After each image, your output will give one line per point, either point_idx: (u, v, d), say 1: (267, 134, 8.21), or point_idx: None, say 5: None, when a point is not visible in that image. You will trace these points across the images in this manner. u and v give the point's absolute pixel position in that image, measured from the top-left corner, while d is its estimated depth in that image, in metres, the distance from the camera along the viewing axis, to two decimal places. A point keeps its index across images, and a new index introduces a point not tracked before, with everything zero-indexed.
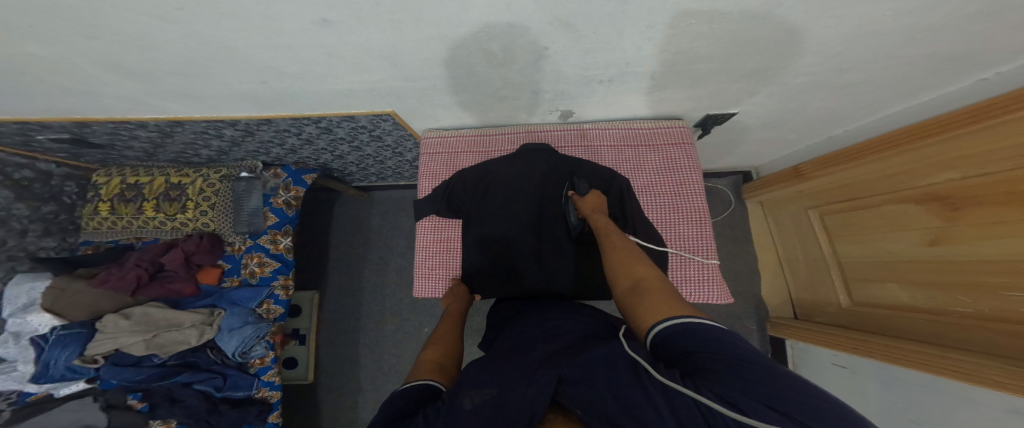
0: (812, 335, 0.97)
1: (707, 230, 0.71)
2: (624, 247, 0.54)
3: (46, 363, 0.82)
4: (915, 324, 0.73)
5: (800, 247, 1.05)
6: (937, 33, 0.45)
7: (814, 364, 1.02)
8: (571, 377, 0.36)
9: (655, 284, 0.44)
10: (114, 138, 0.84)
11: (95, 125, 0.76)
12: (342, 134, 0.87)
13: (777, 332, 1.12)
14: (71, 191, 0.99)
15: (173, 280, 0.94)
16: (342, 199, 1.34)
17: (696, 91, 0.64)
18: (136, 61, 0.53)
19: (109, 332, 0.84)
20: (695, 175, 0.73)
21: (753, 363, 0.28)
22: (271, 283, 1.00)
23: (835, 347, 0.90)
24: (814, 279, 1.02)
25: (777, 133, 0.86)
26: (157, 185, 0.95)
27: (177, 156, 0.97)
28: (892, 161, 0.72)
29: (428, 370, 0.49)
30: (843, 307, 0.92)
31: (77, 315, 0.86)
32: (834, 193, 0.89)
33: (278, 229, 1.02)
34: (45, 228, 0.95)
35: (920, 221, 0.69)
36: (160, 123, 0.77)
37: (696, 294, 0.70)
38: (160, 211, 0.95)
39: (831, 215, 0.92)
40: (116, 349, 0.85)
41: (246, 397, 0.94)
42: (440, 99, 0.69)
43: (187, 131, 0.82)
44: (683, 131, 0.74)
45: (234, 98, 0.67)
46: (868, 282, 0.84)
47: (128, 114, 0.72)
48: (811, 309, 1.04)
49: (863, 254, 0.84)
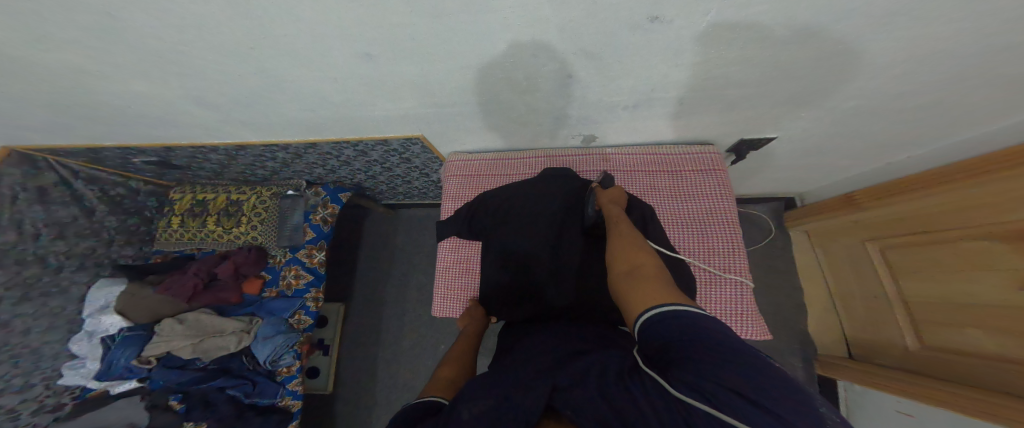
0: (869, 378, 0.84)
1: (742, 261, 0.65)
2: (630, 236, 0.50)
3: (110, 361, 0.91)
4: (997, 375, 0.61)
5: (857, 282, 0.93)
6: (1012, 51, 0.40)
7: (869, 410, 0.88)
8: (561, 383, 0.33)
9: (654, 275, 0.40)
10: (189, 161, 0.95)
11: (177, 149, 0.88)
12: (375, 157, 0.93)
13: (826, 370, 0.99)
14: (151, 207, 1.12)
15: (222, 289, 1.01)
16: (372, 216, 1.41)
17: (728, 116, 0.62)
18: (211, 95, 0.62)
19: (164, 335, 0.93)
20: (730, 202, 0.69)
21: (728, 347, 0.27)
22: (304, 295, 1.05)
23: (897, 391, 0.77)
24: (874, 318, 0.89)
25: (824, 158, 0.80)
26: (219, 202, 1.07)
27: (238, 176, 1.08)
28: (967, 192, 0.63)
29: (440, 386, 0.48)
30: (911, 350, 0.79)
31: (140, 319, 0.95)
32: (899, 223, 0.80)
33: (313, 244, 1.07)
34: (127, 239, 1.08)
35: (1003, 259, 0.59)
36: (227, 147, 0.88)
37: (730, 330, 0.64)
38: (219, 225, 1.05)
39: (894, 248, 0.82)
40: (167, 352, 0.92)
41: (270, 404, 0.97)
42: (467, 124, 0.72)
43: (248, 155, 0.92)
44: (715, 157, 0.71)
45: (285, 125, 0.75)
46: (945, 325, 0.71)
47: (203, 141, 0.82)
48: (872, 351, 0.90)
49: (937, 293, 0.73)
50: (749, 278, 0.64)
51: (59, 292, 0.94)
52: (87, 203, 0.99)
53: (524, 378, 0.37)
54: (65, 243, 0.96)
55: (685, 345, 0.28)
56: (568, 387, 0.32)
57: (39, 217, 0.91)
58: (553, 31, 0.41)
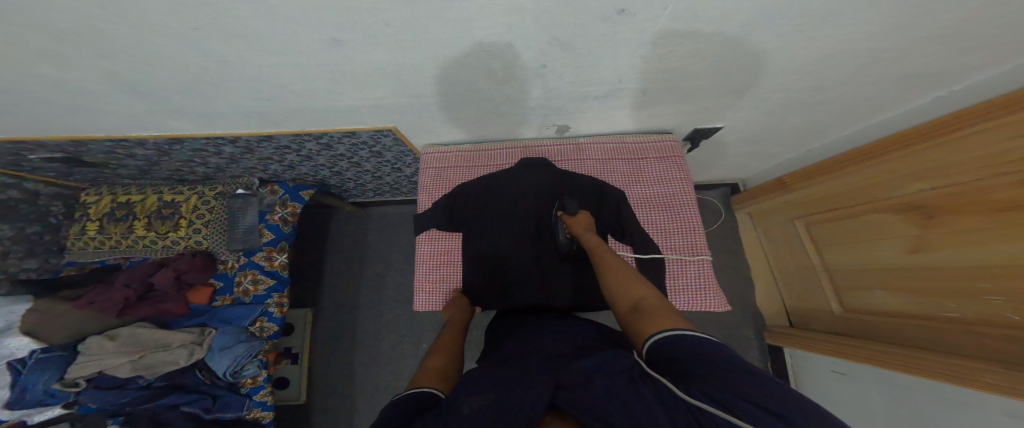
0: (810, 343, 0.98)
1: (701, 240, 0.72)
2: (619, 268, 0.54)
3: (22, 388, 0.76)
4: (904, 329, 0.75)
5: (790, 256, 1.08)
6: (900, 52, 0.49)
7: (815, 372, 1.02)
8: (566, 383, 0.36)
9: (654, 304, 0.44)
10: (108, 157, 0.82)
11: (92, 143, 0.75)
12: (342, 151, 0.88)
13: (774, 340, 1.12)
14: (58, 212, 0.92)
15: (163, 299, 0.91)
16: (338, 215, 1.33)
17: (686, 106, 0.68)
18: (143, 80, 0.54)
19: (93, 354, 0.80)
20: (689, 186, 0.75)
21: (737, 364, 0.30)
22: (265, 301, 0.97)
23: (832, 353, 0.91)
24: (805, 287, 1.04)
25: (762, 145, 0.90)
26: (149, 203, 0.93)
27: (172, 174, 0.95)
28: (869, 173, 0.76)
29: (433, 377, 0.48)
30: (835, 314, 0.94)
31: (57, 338, 0.81)
32: (815, 204, 0.93)
33: (273, 246, 1.00)
34: (28, 250, 0.87)
35: (899, 229, 0.73)
36: (159, 140, 0.77)
37: (695, 302, 0.71)
38: (151, 230, 0.91)
39: (816, 224, 0.96)
40: (99, 371, 0.79)
41: (236, 418, 0.90)
42: (440, 115, 0.71)
43: (185, 149, 0.82)
44: (673, 144, 0.77)
45: (236, 115, 0.68)
46: (858, 289, 0.86)
47: (128, 132, 0.72)
48: (806, 318, 1.05)
49: (849, 262, 0.87)
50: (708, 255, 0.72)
51: None
52: None
53: (530, 372, 0.39)
54: None
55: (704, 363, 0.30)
56: (573, 389, 0.35)
57: None
58: (530, 22, 0.42)
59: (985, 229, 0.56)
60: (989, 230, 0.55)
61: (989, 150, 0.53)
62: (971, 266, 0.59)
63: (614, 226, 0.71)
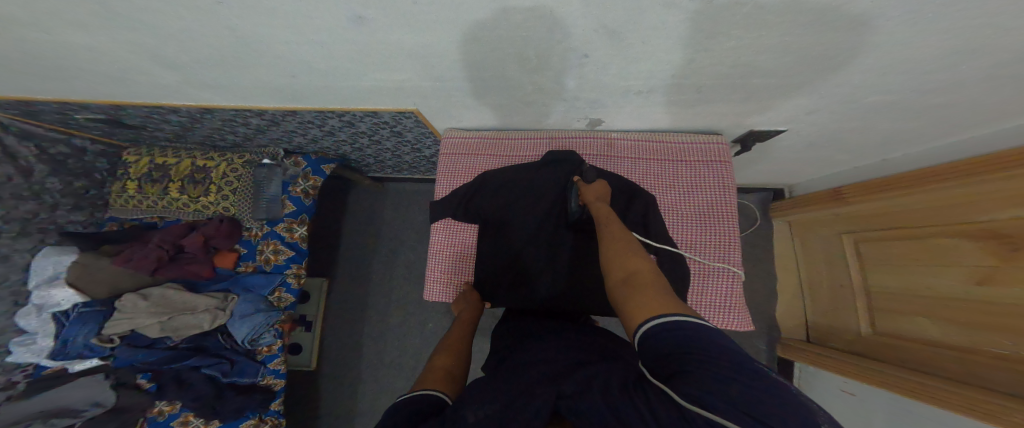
0: (825, 360, 0.93)
1: (735, 255, 0.67)
2: (621, 237, 0.48)
3: (65, 339, 0.83)
4: (939, 359, 0.69)
5: (827, 272, 1.00)
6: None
7: (821, 389, 0.98)
8: (567, 392, 0.34)
9: (649, 281, 0.40)
10: (144, 120, 0.84)
11: (129, 108, 0.77)
12: (363, 129, 0.86)
13: (788, 353, 1.07)
14: (103, 168, 0.98)
15: (191, 262, 0.94)
16: (357, 189, 1.34)
17: (739, 106, 0.61)
18: (170, 52, 0.53)
19: (127, 312, 0.85)
20: (731, 195, 0.69)
21: (732, 360, 0.27)
22: (284, 271, 1.00)
23: (847, 372, 0.86)
24: (837, 306, 0.96)
25: (817, 151, 0.81)
26: (183, 167, 0.96)
27: (203, 140, 0.97)
28: (953, 191, 0.66)
29: (438, 379, 0.48)
30: (862, 334, 0.88)
31: (98, 293, 0.87)
32: (879, 219, 0.84)
33: (295, 217, 1.01)
34: (76, 203, 0.94)
35: (970, 258, 0.64)
36: (191, 109, 0.77)
37: (717, 319, 0.67)
38: (184, 193, 0.95)
39: (865, 242, 0.87)
40: (132, 329, 0.85)
41: (251, 384, 0.95)
42: (466, 100, 0.67)
43: (215, 118, 0.83)
44: (721, 148, 0.70)
45: (261, 91, 0.67)
46: (896, 313, 0.79)
47: (161, 101, 0.72)
48: (826, 335, 1.00)
49: (894, 283, 0.80)
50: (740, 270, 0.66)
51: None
52: (23, 163, 0.86)
53: (529, 385, 0.38)
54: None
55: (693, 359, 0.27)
56: (571, 398, 0.33)
57: None
58: (574, 6, 0.37)
59: None
60: None
61: None
62: None
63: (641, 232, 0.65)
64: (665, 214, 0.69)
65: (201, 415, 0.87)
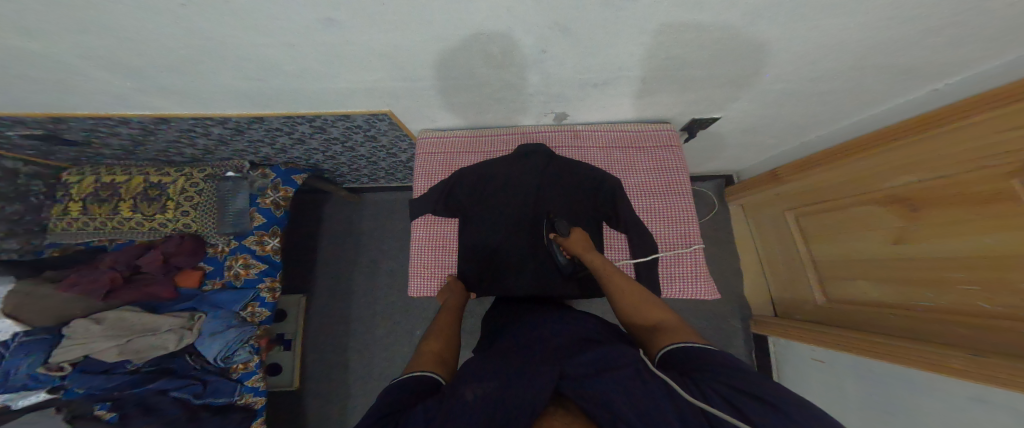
0: (793, 331, 1.01)
1: (694, 229, 0.73)
2: (637, 291, 0.56)
3: (5, 371, 0.75)
4: (881, 317, 0.78)
5: (778, 247, 1.10)
6: (897, 44, 0.49)
7: (795, 360, 1.06)
8: (571, 374, 0.38)
9: (677, 324, 0.47)
10: (90, 136, 0.79)
11: (73, 121, 0.72)
12: (335, 134, 0.86)
13: (760, 329, 1.15)
14: (38, 191, 0.89)
15: (151, 282, 0.89)
16: (331, 200, 1.31)
17: (685, 95, 0.68)
18: (127, 56, 0.52)
19: (78, 338, 0.78)
20: (683, 175, 0.76)
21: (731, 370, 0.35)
22: (256, 285, 0.97)
23: (813, 341, 0.94)
24: (792, 278, 1.06)
25: (758, 137, 0.91)
26: (134, 185, 0.90)
27: (158, 155, 0.92)
28: (856, 167, 0.77)
29: (431, 362, 0.49)
30: (818, 304, 0.97)
31: (41, 322, 0.79)
32: (808, 196, 0.93)
33: (266, 230, 0.98)
34: (8, 230, 0.84)
35: (883, 222, 0.75)
36: (145, 119, 0.74)
37: (687, 289, 0.72)
38: (137, 211, 0.89)
39: (805, 217, 0.97)
40: (85, 355, 0.79)
41: (228, 403, 0.90)
42: (436, 100, 0.70)
43: (172, 129, 0.79)
44: (670, 133, 0.77)
45: (227, 96, 0.66)
46: (841, 279, 0.89)
47: (112, 111, 0.69)
48: (792, 307, 1.08)
49: (833, 252, 0.90)
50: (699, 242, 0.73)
51: None
52: None
53: (532, 364, 0.41)
54: None
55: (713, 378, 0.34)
56: (575, 379, 0.37)
57: None
58: (529, 5, 0.41)
59: (967, 221, 0.57)
60: (971, 221, 0.57)
61: (977, 144, 0.54)
62: (949, 257, 0.61)
63: (609, 215, 0.73)
64: (630, 198, 0.75)
65: None
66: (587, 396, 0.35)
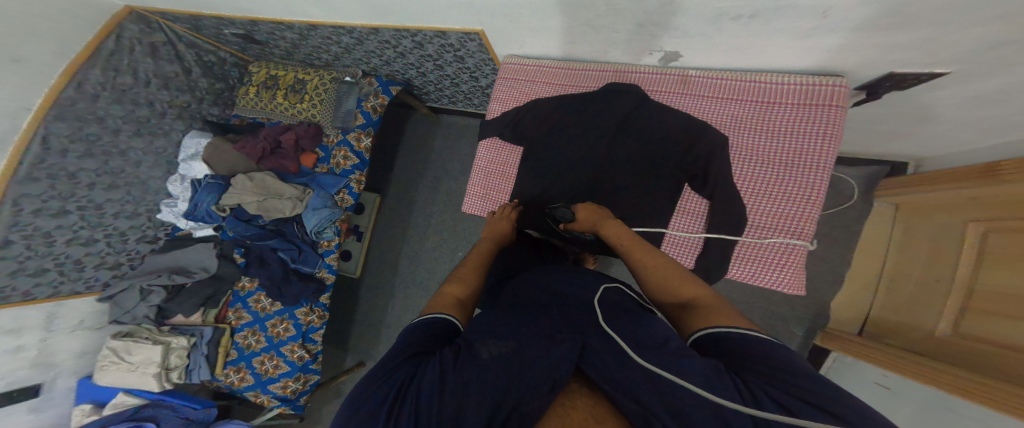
0: (875, 354, 0.73)
1: (812, 211, 0.55)
2: (659, 262, 0.49)
3: (195, 203, 1.04)
4: (1010, 363, 0.49)
5: (921, 261, 0.74)
6: None
7: (850, 378, 0.82)
8: (596, 347, 0.35)
9: (715, 304, 0.39)
10: (260, 33, 0.99)
11: (263, 24, 0.93)
12: (431, 52, 0.91)
13: (826, 342, 0.91)
14: (234, 77, 1.26)
15: (284, 157, 1.09)
16: (414, 117, 1.41)
17: (877, 42, 0.48)
18: None
19: (237, 188, 1.03)
20: (828, 145, 0.55)
21: (792, 369, 0.28)
22: (349, 176, 1.11)
23: (897, 370, 0.66)
24: (915, 300, 0.73)
25: (972, 121, 0.62)
26: (286, 79, 1.13)
27: (307, 58, 1.11)
28: None
29: (447, 305, 0.47)
30: (936, 336, 0.64)
31: (220, 170, 1.07)
32: (1016, 197, 0.56)
33: (364, 130, 1.11)
34: (214, 99, 1.23)
35: None
36: (302, 26, 0.90)
37: (759, 277, 0.59)
38: (287, 100, 1.12)
39: (1001, 229, 0.58)
40: (239, 204, 1.03)
41: (310, 273, 1.09)
42: (533, 22, 0.66)
43: (317, 35, 0.94)
44: (840, 90, 0.54)
45: (356, 5, 0.74)
46: (995, 315, 0.54)
47: (285, 15, 0.85)
48: (889, 332, 0.77)
49: (1015, 281, 0.52)
50: (807, 227, 0.55)
51: (161, 136, 1.12)
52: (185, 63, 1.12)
53: (551, 330, 0.39)
54: (168, 94, 1.11)
55: (773, 383, 0.27)
56: (603, 354, 0.34)
57: (148, 68, 1.05)
58: None
59: None
60: None
61: None
62: None
63: (696, 173, 0.60)
64: (732, 160, 0.61)
65: (271, 291, 1.04)
66: (617, 376, 0.31)
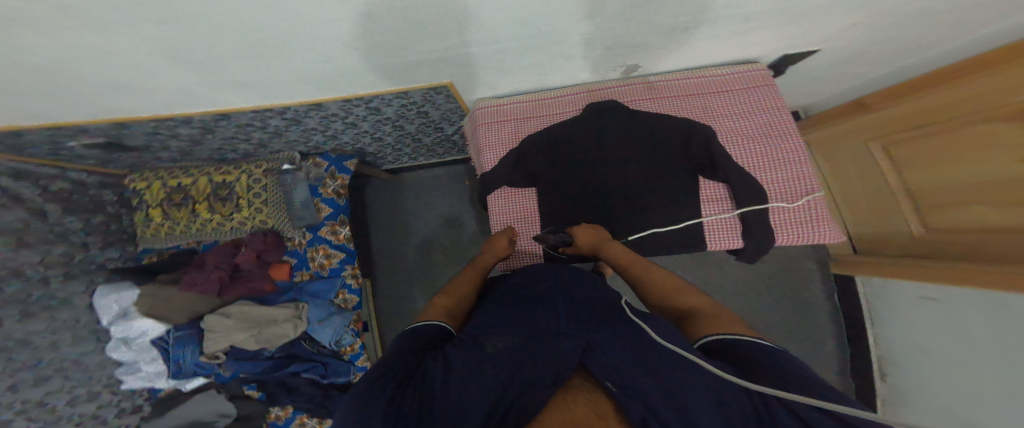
0: (882, 266, 0.96)
1: (807, 169, 0.67)
2: (655, 274, 0.58)
3: (175, 362, 0.91)
4: (992, 243, 0.72)
5: (858, 182, 1.02)
6: None
7: (896, 299, 0.95)
8: (601, 344, 0.37)
9: (712, 309, 0.48)
10: (152, 138, 0.80)
11: (134, 124, 0.72)
12: (389, 114, 0.85)
13: (838, 268, 1.12)
14: (112, 200, 0.99)
15: (251, 279, 0.97)
16: (370, 185, 1.33)
17: (784, 33, 0.63)
18: (203, 50, 0.48)
19: (219, 331, 0.91)
20: (785, 114, 0.71)
21: (790, 370, 0.33)
22: (341, 273, 1.02)
23: (914, 275, 0.86)
24: (876, 211, 0.99)
25: (834, 70, 0.83)
26: (202, 185, 0.93)
27: (213, 152, 0.92)
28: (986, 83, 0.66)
29: (439, 312, 0.52)
30: (916, 235, 0.89)
31: (178, 319, 0.92)
32: (905, 124, 0.84)
33: (335, 220, 1.02)
34: (104, 239, 0.97)
35: (994, 142, 0.67)
36: (204, 117, 0.73)
37: (803, 235, 0.66)
38: (215, 213, 0.93)
39: (899, 145, 0.87)
40: (230, 345, 0.92)
41: (348, 381, 1.00)
42: (507, 64, 0.67)
43: (228, 125, 0.78)
44: (764, 74, 0.74)
45: (295, 82, 0.63)
46: (949, 209, 0.80)
47: (171, 111, 0.68)
48: (874, 242, 1.02)
49: (943, 179, 0.79)
50: (812, 181, 0.67)
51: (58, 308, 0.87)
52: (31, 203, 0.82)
53: (557, 323, 0.41)
54: (35, 252, 0.83)
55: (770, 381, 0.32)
56: (607, 351, 0.36)
57: None
58: None
59: None
60: None
61: None
62: None
63: (705, 163, 0.69)
64: (729, 145, 0.70)
65: (317, 414, 0.93)
66: (619, 370, 0.33)
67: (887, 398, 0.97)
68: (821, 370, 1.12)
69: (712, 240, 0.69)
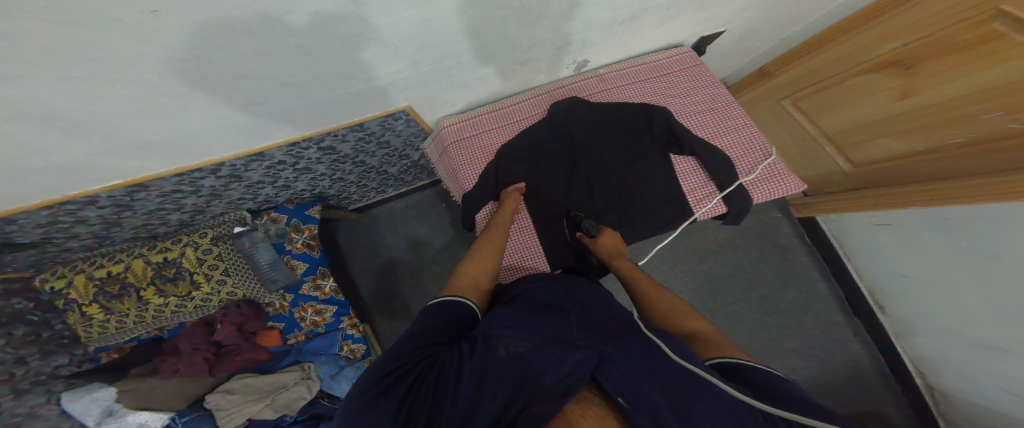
0: (837, 204, 1.04)
1: (754, 131, 0.73)
2: (665, 297, 0.58)
3: None
4: (913, 167, 0.83)
5: (786, 135, 1.11)
6: None
7: (855, 233, 1.06)
8: (614, 358, 0.36)
9: (718, 335, 0.48)
10: (52, 230, 0.65)
11: (23, 217, 0.58)
12: (346, 151, 0.82)
13: (801, 212, 1.19)
14: None
15: (240, 351, 0.90)
16: (342, 226, 1.27)
17: (707, 13, 0.69)
18: (113, 107, 0.41)
19: (229, 407, 0.84)
20: (720, 86, 0.77)
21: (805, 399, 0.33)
22: (338, 326, 0.99)
23: (866, 207, 0.95)
24: (809, 156, 1.08)
25: (754, 40, 0.91)
26: (140, 271, 0.78)
27: (137, 230, 0.78)
28: (866, 34, 0.77)
29: (465, 290, 0.52)
30: (847, 171, 0.99)
31: (174, 405, 0.84)
32: (801, 81, 0.95)
33: (314, 273, 0.97)
34: None
35: (882, 84, 0.78)
36: (113, 192, 0.62)
37: (771, 192, 0.71)
38: (169, 296, 0.79)
39: (803, 99, 0.99)
40: (248, 418, 0.84)
41: None
42: (462, 77, 0.67)
43: (151, 195, 0.68)
44: (692, 55, 0.80)
45: (230, 131, 0.57)
46: (866, 144, 0.91)
47: (72, 191, 0.57)
48: (818, 184, 1.12)
49: (847, 122, 0.91)
50: (763, 142, 0.73)
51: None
52: None
53: (572, 334, 0.40)
54: None
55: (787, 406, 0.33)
56: (620, 364, 0.35)
57: None
58: None
59: (974, 61, 0.62)
60: (986, 59, 0.60)
61: None
62: (974, 92, 0.64)
63: (672, 141, 0.73)
64: (684, 122, 0.75)
65: None
66: (632, 387, 0.33)
67: (898, 331, 1.05)
68: (820, 309, 1.16)
69: (703, 207, 0.72)
